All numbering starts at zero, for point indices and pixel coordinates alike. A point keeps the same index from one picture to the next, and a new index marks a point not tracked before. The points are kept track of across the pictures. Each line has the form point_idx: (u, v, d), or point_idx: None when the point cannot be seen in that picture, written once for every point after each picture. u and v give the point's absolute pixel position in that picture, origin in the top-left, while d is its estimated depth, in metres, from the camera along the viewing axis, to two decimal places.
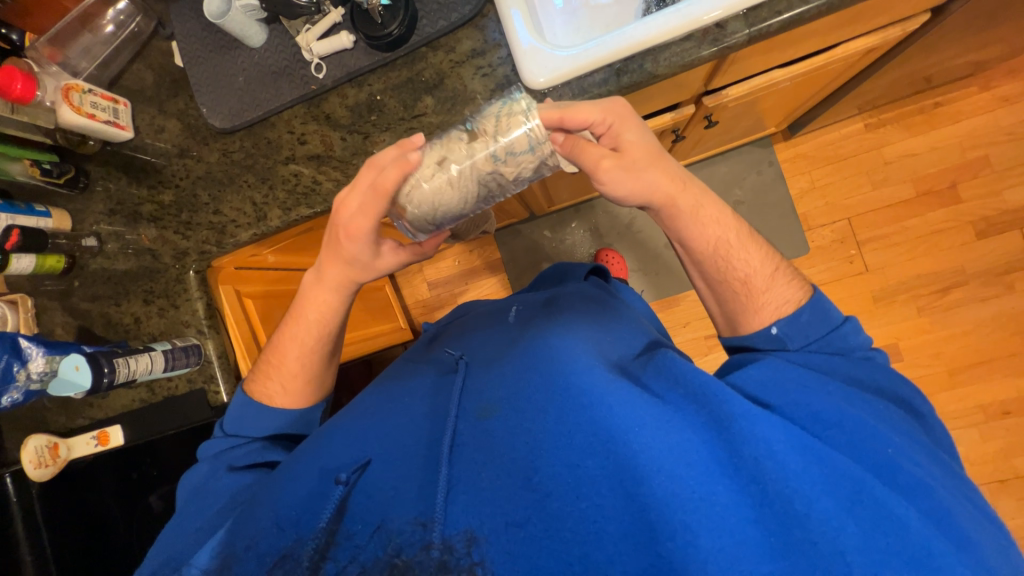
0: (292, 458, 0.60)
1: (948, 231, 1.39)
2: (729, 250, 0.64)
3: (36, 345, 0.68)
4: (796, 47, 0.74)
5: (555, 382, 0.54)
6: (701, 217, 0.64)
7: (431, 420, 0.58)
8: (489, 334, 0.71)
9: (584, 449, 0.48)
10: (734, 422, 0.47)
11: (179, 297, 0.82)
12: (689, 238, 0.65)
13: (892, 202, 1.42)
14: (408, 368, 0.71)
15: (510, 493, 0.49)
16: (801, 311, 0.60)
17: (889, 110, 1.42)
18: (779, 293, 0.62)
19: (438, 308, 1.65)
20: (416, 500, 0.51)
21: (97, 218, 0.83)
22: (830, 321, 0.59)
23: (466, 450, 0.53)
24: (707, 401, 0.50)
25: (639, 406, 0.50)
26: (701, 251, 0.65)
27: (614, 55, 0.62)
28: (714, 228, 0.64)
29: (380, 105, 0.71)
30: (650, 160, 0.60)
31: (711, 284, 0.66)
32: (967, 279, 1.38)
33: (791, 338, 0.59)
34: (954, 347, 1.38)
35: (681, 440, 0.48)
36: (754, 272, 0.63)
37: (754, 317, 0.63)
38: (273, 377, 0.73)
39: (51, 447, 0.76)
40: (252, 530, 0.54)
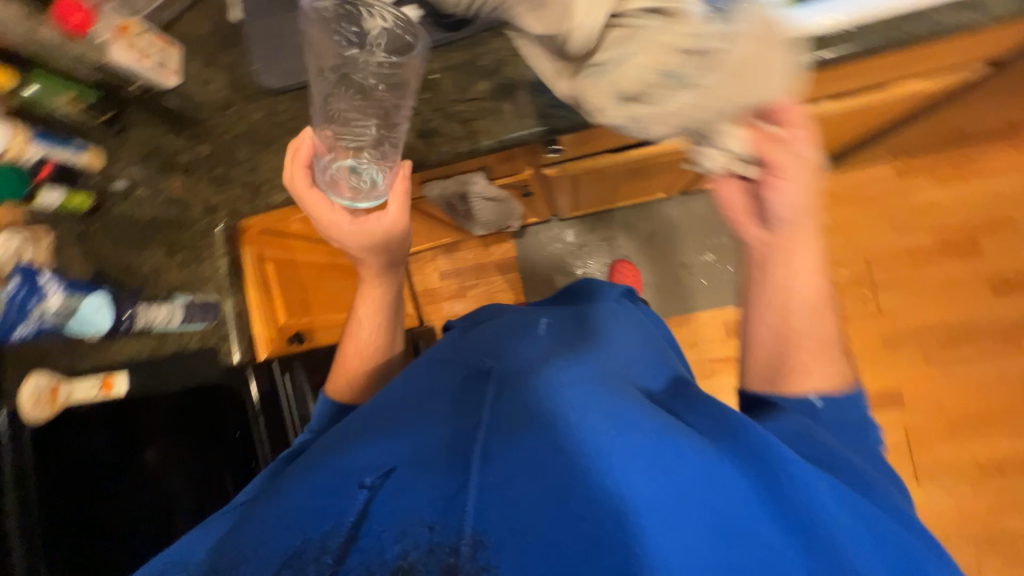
0: (316, 456, 0.59)
1: (963, 284, 1.40)
2: (818, 312, 0.66)
3: (54, 281, 0.66)
4: (852, 79, 0.74)
5: (592, 400, 0.52)
6: (801, 270, 0.66)
7: (458, 425, 0.56)
8: (518, 343, 0.69)
9: (625, 475, 0.45)
10: (778, 462, 0.46)
11: (203, 252, 0.81)
12: (792, 282, 0.66)
13: (910, 249, 1.43)
14: (433, 370, 0.69)
15: (538, 510, 0.46)
16: (842, 395, 0.61)
17: (922, 157, 1.42)
18: (831, 369, 0.63)
19: (447, 298, 1.64)
20: (442, 502, 0.49)
21: (129, 161, 0.82)
22: (855, 414, 0.60)
23: (493, 460, 0.50)
24: (747, 439, 0.48)
25: (679, 437, 0.48)
26: (800, 300, 0.66)
27: None
28: (817, 289, 0.66)
29: (435, 84, 0.70)
30: (805, 190, 0.62)
31: (779, 333, 0.66)
32: (977, 334, 1.38)
33: (825, 413, 0.59)
34: (956, 400, 1.38)
35: (721, 476, 0.46)
36: (824, 342, 0.65)
37: (798, 379, 0.63)
38: (340, 369, 0.83)
39: (51, 389, 0.70)
40: (258, 531, 0.51)
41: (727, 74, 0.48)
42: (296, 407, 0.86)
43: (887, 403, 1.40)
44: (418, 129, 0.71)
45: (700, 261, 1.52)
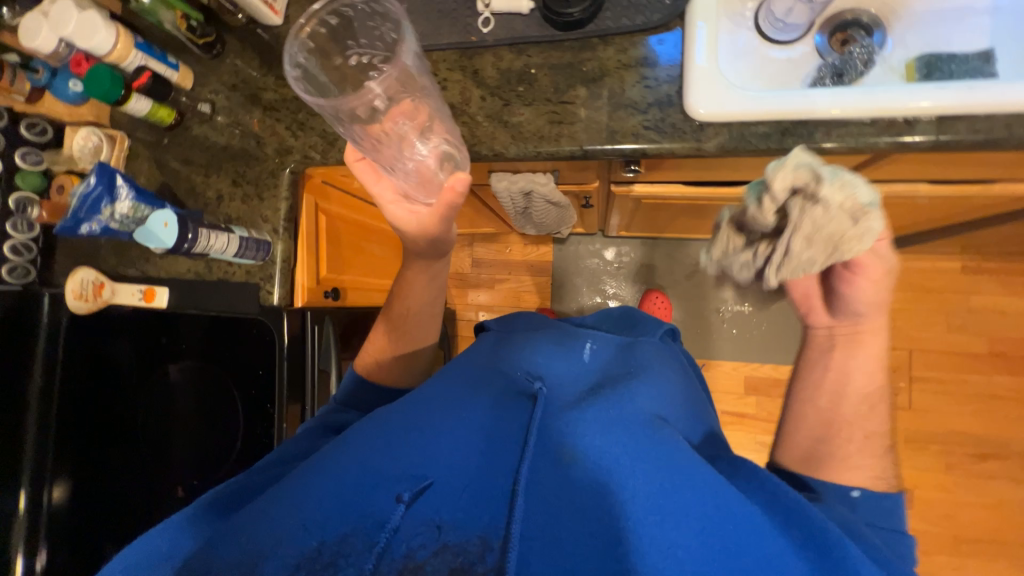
0: (339, 448, 0.57)
1: (1006, 399, 1.33)
2: (867, 406, 0.62)
3: (128, 187, 0.69)
4: (961, 169, 0.70)
5: (646, 449, 0.53)
6: (855, 361, 0.64)
7: (499, 443, 0.55)
8: (562, 365, 0.68)
9: (676, 531, 0.47)
10: (828, 541, 0.46)
11: (267, 190, 0.81)
12: (849, 371, 0.64)
13: (959, 350, 1.36)
14: (474, 376, 0.67)
15: (580, 551, 0.47)
16: (884, 494, 0.55)
17: (993, 260, 1.36)
18: (871, 464, 0.58)
19: (474, 285, 1.64)
20: (480, 521, 0.49)
21: (217, 87, 0.84)
22: (894, 523, 0.54)
23: (539, 492, 0.51)
24: (798, 518, 0.49)
25: (734, 503, 0.48)
26: (852, 387, 0.63)
27: (790, 113, 0.59)
28: (869, 382, 0.63)
29: (531, 79, 0.69)
30: (876, 283, 0.62)
31: (824, 415, 0.62)
32: (1008, 454, 1.32)
33: (858, 508, 0.55)
34: (968, 515, 1.32)
35: (762, 547, 0.46)
36: (871, 436, 0.60)
37: (836, 467, 0.58)
38: (371, 351, 0.83)
39: (96, 285, 0.82)
40: (277, 529, 0.49)
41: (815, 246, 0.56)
42: (318, 360, 0.86)
43: None
44: (504, 120, 0.70)
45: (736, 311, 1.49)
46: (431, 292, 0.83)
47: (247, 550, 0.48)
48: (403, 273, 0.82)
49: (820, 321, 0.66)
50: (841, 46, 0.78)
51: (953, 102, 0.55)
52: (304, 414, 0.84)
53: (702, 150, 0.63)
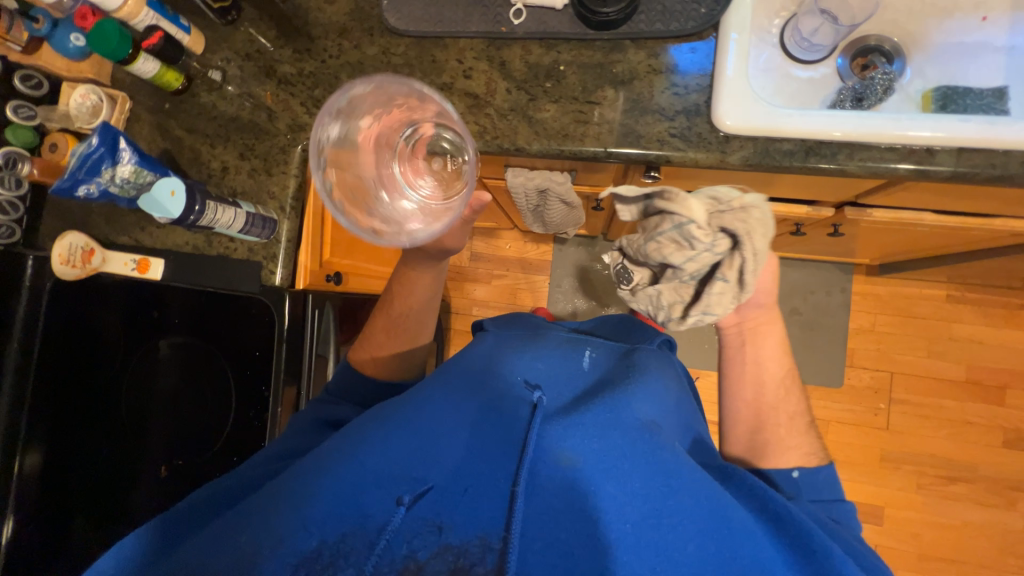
0: (336, 448, 0.55)
1: (978, 426, 1.39)
2: (787, 388, 0.74)
3: (131, 151, 0.66)
4: (968, 202, 0.72)
5: (646, 455, 0.54)
6: (768, 349, 0.74)
7: (498, 444, 0.55)
8: (560, 369, 0.68)
9: (675, 537, 0.48)
10: (817, 548, 0.50)
11: (275, 166, 0.79)
12: (761, 361, 0.74)
13: (938, 376, 1.41)
14: (470, 375, 0.66)
15: (582, 553, 0.46)
16: (819, 469, 0.66)
17: (977, 291, 1.41)
18: (807, 441, 0.69)
19: (472, 280, 1.63)
20: (482, 520, 0.48)
21: (229, 56, 0.80)
22: (835, 494, 0.65)
23: (540, 493, 0.50)
24: (786, 522, 0.52)
25: (728, 507, 0.51)
26: (771, 375, 0.74)
27: (816, 133, 0.60)
28: (780, 363, 0.75)
29: (560, 76, 0.68)
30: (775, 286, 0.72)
31: (759, 408, 0.72)
32: (976, 478, 1.37)
33: (806, 488, 0.65)
34: (935, 535, 1.37)
35: (753, 549, 0.49)
36: (796, 415, 0.72)
37: (779, 453, 0.68)
38: (366, 347, 0.81)
39: (86, 251, 0.78)
40: (273, 528, 0.47)
41: (718, 281, 0.61)
42: (316, 345, 0.86)
43: (864, 516, 1.39)
44: (529, 115, 0.69)
45: None
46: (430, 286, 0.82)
47: (242, 552, 0.46)
48: (405, 271, 0.83)
49: (729, 321, 0.75)
50: (861, 70, 0.78)
51: (974, 136, 0.57)
52: (301, 393, 0.83)
53: (725, 162, 0.63)
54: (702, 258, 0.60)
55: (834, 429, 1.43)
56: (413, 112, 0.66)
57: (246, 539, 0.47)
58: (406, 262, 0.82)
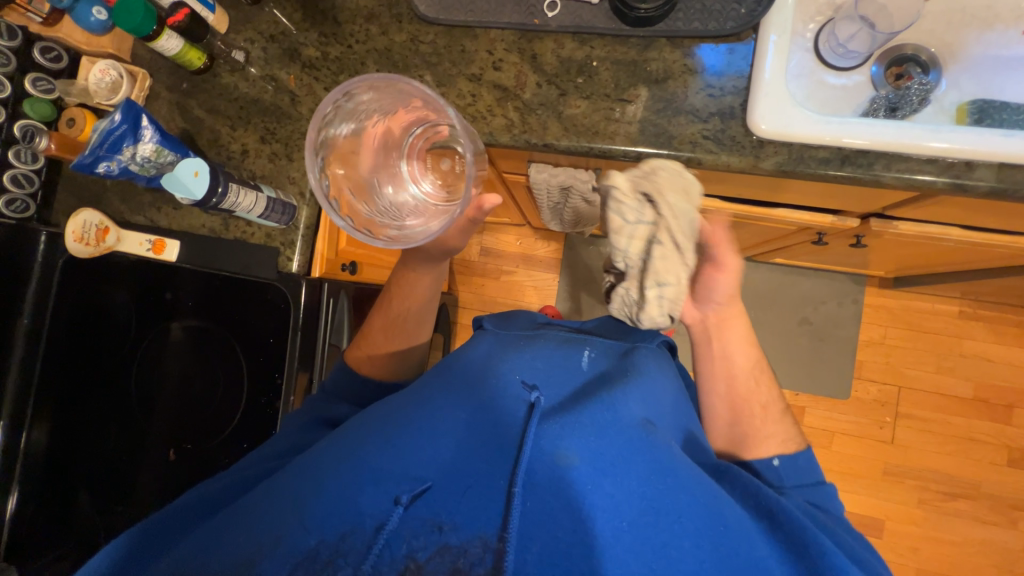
0: (334, 446, 0.55)
1: (983, 444, 1.38)
2: (758, 376, 0.71)
3: (153, 129, 0.65)
4: (998, 219, 0.71)
5: (642, 454, 0.53)
6: (741, 340, 0.71)
7: (493, 442, 0.54)
8: (557, 364, 0.65)
9: (669, 536, 0.48)
10: (815, 549, 0.49)
11: (296, 151, 0.77)
12: (730, 355, 0.71)
13: (945, 392, 1.41)
14: (463, 369, 0.64)
15: (579, 554, 0.46)
16: (799, 455, 0.66)
17: (990, 309, 1.40)
18: (784, 430, 0.69)
19: (481, 274, 1.62)
20: (479, 521, 0.48)
21: (253, 36, 0.79)
22: (816, 477, 0.65)
23: (536, 492, 0.50)
24: (780, 520, 0.52)
25: (721, 505, 0.51)
26: (741, 365, 0.71)
27: (853, 142, 0.59)
28: (754, 353, 0.72)
29: (592, 72, 0.67)
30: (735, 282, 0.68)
31: (733, 400, 0.70)
32: (978, 496, 1.37)
33: (786, 477, 0.64)
34: (934, 550, 1.37)
35: (748, 546, 0.49)
36: (770, 403, 0.70)
37: (757, 445, 0.67)
38: (364, 345, 0.79)
39: (101, 229, 0.78)
40: (274, 525, 0.48)
41: (661, 249, 0.59)
42: (329, 335, 0.85)
43: (863, 529, 1.39)
44: (559, 110, 0.67)
45: None
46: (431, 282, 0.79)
47: (244, 549, 0.46)
48: (404, 271, 0.79)
49: (691, 315, 0.72)
50: (894, 80, 0.77)
51: (1015, 152, 0.56)
52: (312, 383, 0.83)
53: (758, 167, 0.62)
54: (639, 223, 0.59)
55: (838, 440, 1.43)
56: (427, 115, 0.62)
57: (245, 540, 0.47)
58: (405, 262, 0.79)
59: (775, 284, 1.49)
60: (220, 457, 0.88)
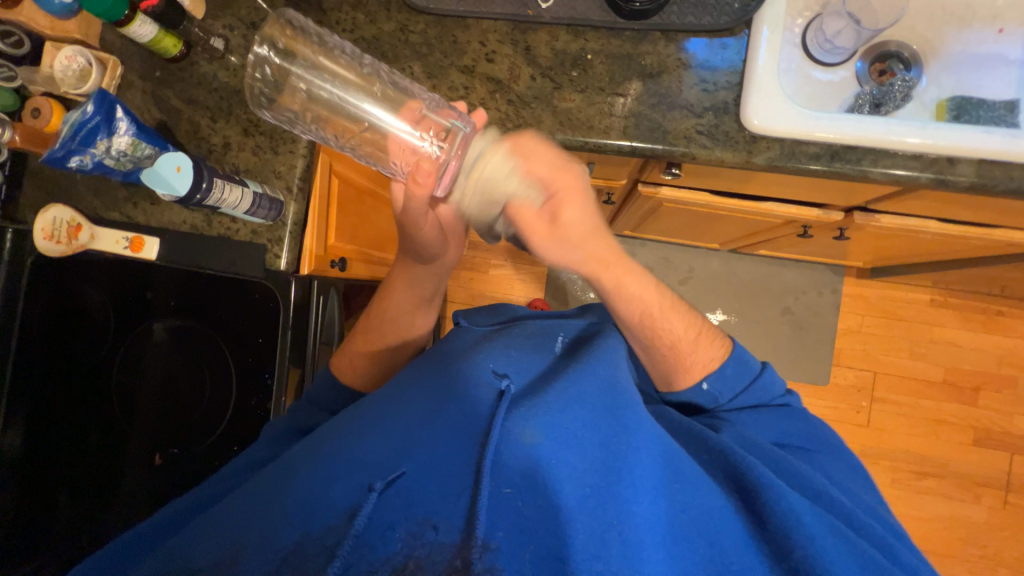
0: (313, 444, 0.55)
1: (951, 424, 1.46)
2: (653, 320, 0.68)
3: (129, 120, 0.61)
4: (975, 212, 0.74)
5: (605, 422, 0.55)
6: (625, 292, 0.66)
7: (465, 428, 0.55)
8: (526, 351, 0.67)
9: (633, 493, 0.51)
10: (760, 493, 0.54)
11: (282, 144, 0.74)
12: (617, 308, 0.68)
13: (917, 377, 1.47)
14: (432, 364, 0.66)
15: (548, 527, 0.49)
16: (725, 367, 0.69)
17: (959, 297, 1.47)
18: (702, 354, 0.69)
19: (469, 268, 1.61)
20: (454, 502, 0.50)
21: (233, 23, 0.76)
22: (751, 371, 0.70)
23: (506, 471, 0.51)
24: (737, 469, 0.56)
25: (678, 460, 0.55)
26: (628, 320, 0.68)
27: (841, 137, 0.60)
28: (638, 302, 0.67)
29: (587, 64, 0.66)
30: (584, 238, 0.62)
31: (644, 348, 0.70)
32: (946, 474, 1.44)
33: (721, 393, 0.69)
34: (906, 527, 1.44)
35: (706, 499, 0.53)
36: (680, 337, 0.69)
37: (684, 376, 0.70)
38: (347, 353, 0.77)
39: (73, 227, 0.74)
40: (252, 525, 0.48)
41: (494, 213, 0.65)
42: (320, 334, 0.83)
43: None
44: (554, 104, 0.67)
45: (722, 320, 1.54)
46: (418, 287, 0.78)
47: (223, 548, 0.46)
48: (392, 277, 0.79)
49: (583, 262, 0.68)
50: (878, 76, 0.79)
51: (995, 148, 0.57)
52: (305, 375, 0.81)
53: (751, 162, 0.63)
54: (494, 209, 0.62)
55: None
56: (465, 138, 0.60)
57: (222, 541, 0.47)
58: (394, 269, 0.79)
59: (758, 275, 1.53)
60: (208, 459, 0.87)
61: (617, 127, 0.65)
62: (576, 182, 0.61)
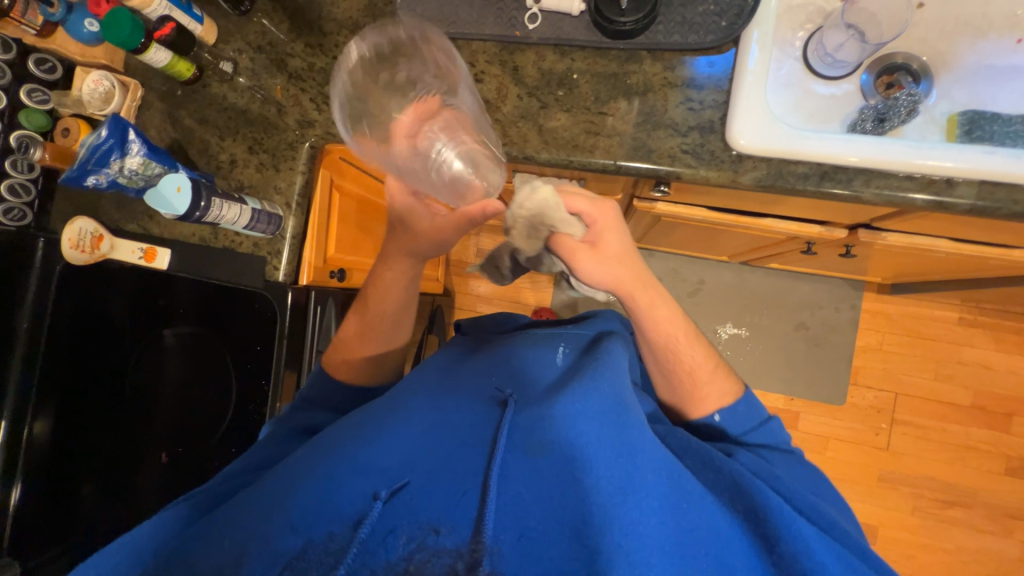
0: (318, 450, 0.57)
1: (980, 452, 1.37)
2: (677, 346, 0.69)
3: (140, 142, 0.66)
4: (988, 232, 0.70)
5: (609, 436, 0.55)
6: (654, 314, 0.68)
7: (470, 440, 0.56)
8: (533, 362, 0.68)
9: (638, 509, 0.50)
10: (767, 516, 0.52)
11: (283, 161, 0.78)
12: (647, 330, 0.69)
13: (943, 399, 1.39)
14: (442, 377, 0.69)
15: (551, 540, 0.49)
16: (738, 404, 0.68)
17: (991, 316, 1.38)
18: (717, 386, 0.70)
19: (477, 275, 1.63)
20: (456, 513, 0.49)
21: (242, 46, 0.80)
22: (759, 415, 0.70)
23: (509, 483, 0.52)
24: (740, 488, 0.55)
25: (684, 477, 0.54)
26: (654, 343, 0.70)
27: (831, 157, 0.58)
28: (665, 326, 0.69)
29: (572, 84, 0.67)
30: (621, 258, 0.65)
31: (662, 373, 0.72)
32: (974, 504, 1.36)
33: (731, 426, 0.68)
34: (929, 559, 1.36)
35: (707, 516, 0.52)
36: (700, 366, 0.70)
37: (697, 405, 0.70)
38: (340, 351, 0.80)
39: (96, 237, 0.80)
40: (258, 533, 0.49)
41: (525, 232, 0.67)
42: (317, 342, 0.86)
43: None
44: (540, 123, 0.67)
45: (732, 334, 1.50)
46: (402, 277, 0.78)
47: (228, 555, 0.47)
48: (378, 269, 0.79)
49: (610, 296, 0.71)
50: (885, 89, 0.76)
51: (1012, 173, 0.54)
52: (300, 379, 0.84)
53: (738, 181, 0.62)
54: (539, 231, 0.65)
55: (833, 446, 1.42)
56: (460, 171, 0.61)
57: (231, 544, 0.48)
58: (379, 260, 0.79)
59: (772, 288, 1.48)
60: (214, 456, 0.91)
61: (602, 146, 0.65)
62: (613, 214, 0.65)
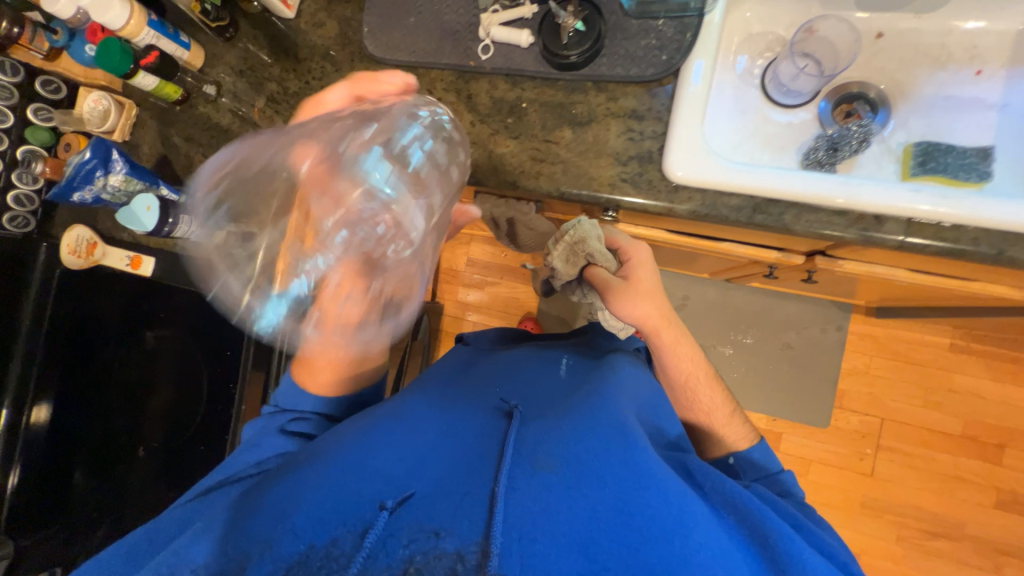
0: (323, 459, 0.56)
1: (970, 483, 1.32)
2: (696, 384, 0.78)
3: (122, 161, 0.72)
4: (939, 266, 0.69)
5: (614, 454, 0.53)
6: (678, 351, 0.75)
7: (473, 453, 0.54)
8: (537, 385, 0.70)
9: (653, 531, 0.46)
10: (777, 543, 0.51)
11: None
12: (670, 366, 0.77)
13: (931, 427, 1.35)
14: (449, 394, 0.69)
15: (565, 558, 0.44)
16: (754, 449, 0.74)
17: (983, 343, 1.34)
18: (735, 429, 0.77)
19: (464, 284, 1.66)
20: (459, 521, 0.45)
21: (226, 70, 0.85)
22: (773, 466, 0.73)
23: (519, 494, 0.47)
24: (749, 514, 0.54)
25: (695, 500, 0.52)
26: (676, 378, 0.78)
27: (764, 191, 0.60)
28: (686, 364, 0.77)
29: (521, 113, 0.70)
30: (650, 295, 0.72)
31: (682, 409, 0.80)
32: (961, 537, 1.31)
33: (744, 471, 0.73)
34: None
35: (722, 540, 0.49)
36: (716, 408, 0.78)
37: (714, 444, 0.77)
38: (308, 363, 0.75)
39: (90, 244, 0.86)
40: (263, 543, 0.48)
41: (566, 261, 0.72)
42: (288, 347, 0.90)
43: None
44: (489, 149, 0.70)
45: (715, 351, 1.49)
46: None
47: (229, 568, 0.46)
48: None
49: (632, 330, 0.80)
50: (843, 118, 0.76)
51: (971, 215, 0.54)
52: (268, 383, 0.88)
53: (673, 212, 0.64)
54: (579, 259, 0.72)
55: (815, 469, 1.40)
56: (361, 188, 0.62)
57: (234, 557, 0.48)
58: None
59: (756, 306, 1.47)
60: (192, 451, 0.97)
61: (547, 172, 0.68)
62: (646, 256, 0.74)
